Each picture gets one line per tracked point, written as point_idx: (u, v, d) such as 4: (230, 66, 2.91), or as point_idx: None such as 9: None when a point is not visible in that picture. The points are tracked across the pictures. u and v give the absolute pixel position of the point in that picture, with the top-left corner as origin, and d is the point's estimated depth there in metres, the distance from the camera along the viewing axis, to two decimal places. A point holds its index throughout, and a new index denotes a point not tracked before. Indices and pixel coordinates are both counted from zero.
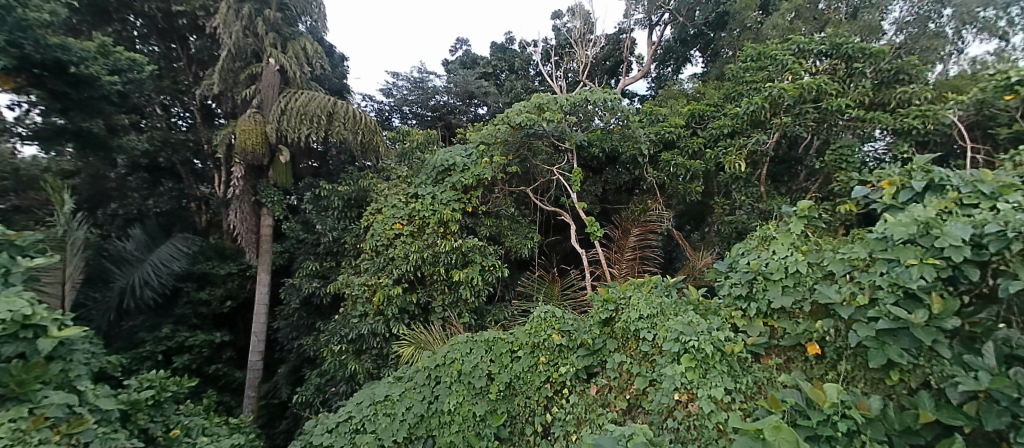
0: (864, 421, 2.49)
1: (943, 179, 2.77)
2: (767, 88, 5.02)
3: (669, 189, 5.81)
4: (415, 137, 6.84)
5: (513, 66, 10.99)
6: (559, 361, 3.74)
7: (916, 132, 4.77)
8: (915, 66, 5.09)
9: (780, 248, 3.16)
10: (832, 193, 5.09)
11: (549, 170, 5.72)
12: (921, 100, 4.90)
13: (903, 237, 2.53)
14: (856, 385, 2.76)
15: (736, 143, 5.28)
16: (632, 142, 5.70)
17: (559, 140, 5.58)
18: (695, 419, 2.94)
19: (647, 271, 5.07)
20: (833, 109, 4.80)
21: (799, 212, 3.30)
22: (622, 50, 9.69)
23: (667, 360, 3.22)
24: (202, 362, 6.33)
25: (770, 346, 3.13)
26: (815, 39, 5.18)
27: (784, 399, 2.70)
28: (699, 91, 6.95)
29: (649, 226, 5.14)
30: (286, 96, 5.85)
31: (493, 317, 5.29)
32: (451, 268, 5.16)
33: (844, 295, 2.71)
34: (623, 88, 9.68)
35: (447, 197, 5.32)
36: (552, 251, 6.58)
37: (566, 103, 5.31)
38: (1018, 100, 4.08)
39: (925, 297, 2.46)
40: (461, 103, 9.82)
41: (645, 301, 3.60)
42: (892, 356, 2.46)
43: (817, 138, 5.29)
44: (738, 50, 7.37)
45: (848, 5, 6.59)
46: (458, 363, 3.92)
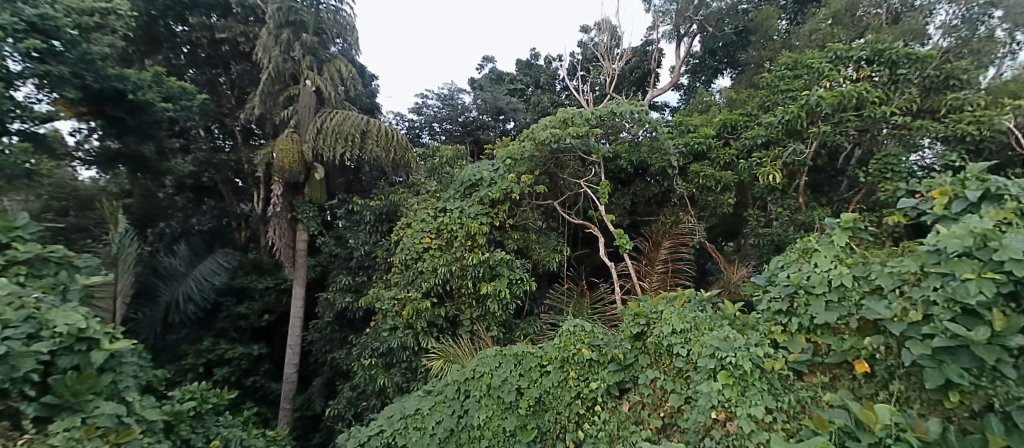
0: (920, 446, 2.36)
1: (1001, 189, 2.61)
2: (804, 96, 4.86)
3: (701, 201, 5.69)
4: (445, 153, 6.95)
5: (539, 82, 11.01)
6: (590, 376, 3.67)
7: (969, 139, 4.47)
8: (967, 71, 4.83)
9: (822, 261, 3.03)
10: (879, 204, 4.82)
11: (577, 182, 5.72)
12: (973, 106, 4.60)
13: (958, 249, 2.38)
14: (911, 406, 2.60)
15: (771, 154, 5.10)
16: (661, 155, 5.61)
17: (586, 154, 5.58)
18: (734, 439, 2.82)
19: (679, 284, 4.94)
20: (877, 117, 4.58)
21: (843, 224, 3.17)
22: (650, 62, 9.64)
23: (703, 376, 3.13)
24: (240, 374, 6.50)
25: (813, 364, 2.98)
26: (854, 46, 4.98)
27: (832, 420, 2.58)
28: (731, 101, 6.80)
29: (681, 238, 5.04)
30: (321, 116, 6.07)
31: (522, 332, 5.26)
32: (479, 281, 5.17)
33: (895, 311, 2.58)
34: (650, 99, 9.66)
35: (475, 210, 5.35)
36: (581, 264, 6.49)
37: (593, 116, 5.27)
38: None
39: (986, 313, 2.28)
40: (490, 119, 9.87)
41: (678, 315, 3.51)
42: (951, 376, 2.31)
43: (859, 148, 5.07)
44: (770, 60, 7.22)
45: (889, 11, 6.27)
46: (488, 376, 3.92)
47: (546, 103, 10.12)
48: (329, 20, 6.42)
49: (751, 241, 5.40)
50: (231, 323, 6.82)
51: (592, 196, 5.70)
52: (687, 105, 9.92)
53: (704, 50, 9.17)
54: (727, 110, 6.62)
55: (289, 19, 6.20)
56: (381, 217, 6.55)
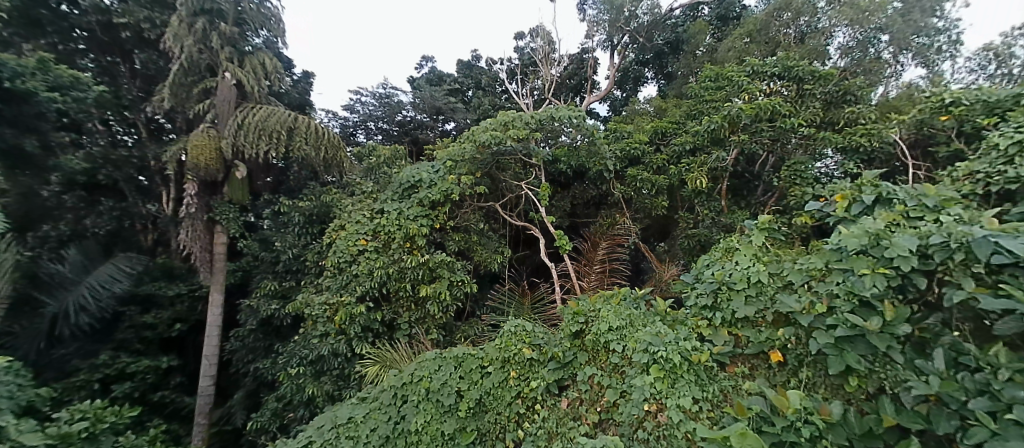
0: (825, 426, 2.61)
1: (891, 193, 2.96)
2: (726, 108, 5.26)
3: (636, 204, 5.99)
4: (382, 153, 6.76)
5: (479, 83, 10.95)
6: (531, 375, 3.76)
7: (863, 150, 5.02)
8: (859, 87, 5.43)
9: (742, 258, 3.30)
10: (789, 207, 5.31)
11: (518, 185, 5.79)
12: (865, 120, 5.20)
13: (857, 248, 2.68)
14: (817, 391, 2.88)
15: (698, 160, 5.47)
16: (598, 159, 5.81)
17: (527, 157, 5.67)
18: (664, 429, 3.00)
19: (616, 283, 5.14)
20: (787, 127, 5.05)
21: (760, 225, 3.47)
22: (587, 70, 10.00)
23: (636, 371, 3.29)
24: (146, 389, 5.90)
25: (735, 355, 3.23)
26: (767, 62, 5.46)
27: (749, 406, 2.80)
28: (660, 109, 7.19)
29: (616, 239, 5.28)
30: (242, 110, 5.71)
31: (463, 334, 5.24)
32: (418, 283, 5.10)
33: (804, 304, 2.85)
34: (587, 106, 9.98)
35: (414, 212, 5.26)
36: (523, 265, 6.58)
37: (532, 120, 5.39)
38: (952, 120, 4.45)
39: (879, 305, 2.61)
40: (429, 119, 9.75)
41: (614, 312, 3.67)
42: (850, 362, 2.61)
43: (773, 156, 5.54)
44: (695, 73, 7.79)
45: (797, 31, 6.80)
46: (427, 380, 3.89)
47: (487, 105, 9.99)
48: (252, 10, 6.02)
49: (681, 242, 5.72)
50: (135, 335, 6.18)
51: (533, 198, 5.81)
52: (618, 114, 10.27)
53: (636, 60, 9.63)
54: (657, 118, 6.99)
55: (205, 7, 5.75)
56: (312, 218, 6.25)
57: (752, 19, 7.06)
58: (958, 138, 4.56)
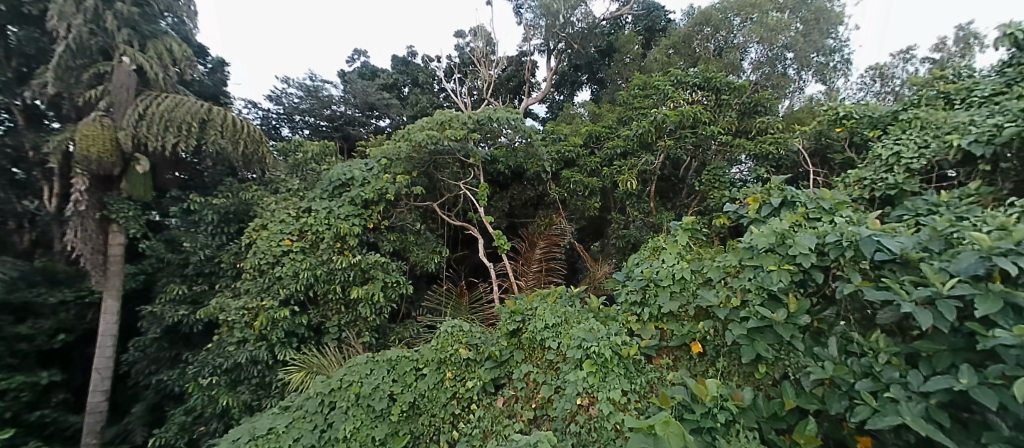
0: (738, 411, 2.87)
1: (794, 197, 3.29)
2: (652, 114, 5.58)
3: (571, 205, 6.20)
4: (309, 148, 6.46)
5: (416, 80, 10.68)
6: (466, 375, 3.79)
7: (772, 157, 5.48)
8: (769, 100, 6.00)
9: (668, 257, 3.54)
10: (709, 209, 5.73)
11: (456, 184, 5.76)
12: (774, 129, 5.72)
13: (765, 246, 2.97)
14: (732, 379, 3.13)
15: (628, 163, 5.75)
16: (536, 160, 5.93)
17: (465, 157, 5.63)
18: (595, 422, 3.13)
19: (553, 282, 5.27)
20: (708, 134, 5.44)
21: (685, 225, 3.73)
22: (525, 72, 10.16)
23: (570, 367, 3.41)
24: (20, 409, 5.15)
25: (660, 348, 3.45)
26: (689, 73, 5.91)
27: (673, 396, 3.03)
28: (595, 113, 7.46)
29: (553, 239, 5.42)
30: (143, 99, 5.20)
31: (397, 336, 5.14)
32: (349, 285, 4.94)
33: (721, 298, 3.10)
34: (525, 107, 10.14)
35: (346, 211, 5.09)
36: (461, 265, 6.57)
37: (470, 120, 5.39)
38: (845, 132, 5.03)
39: (784, 298, 2.90)
40: (361, 114, 9.42)
41: (550, 311, 3.79)
42: (759, 351, 2.85)
43: (695, 161, 5.93)
44: (626, 80, 8.21)
45: (716, 45, 7.42)
46: (357, 385, 3.79)
47: (426, 103, 9.56)
48: None
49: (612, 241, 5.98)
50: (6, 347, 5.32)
51: (471, 198, 5.82)
52: (557, 116, 10.66)
53: (571, 65, 9.91)
54: (592, 121, 7.24)
55: None
56: (228, 217, 5.77)
57: (677, 32, 7.60)
58: (849, 148, 5.14)
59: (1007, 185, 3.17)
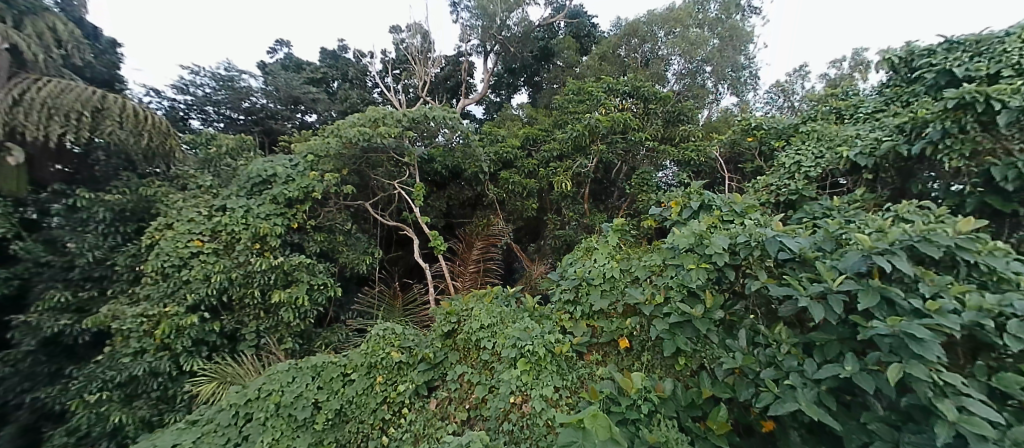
0: (659, 402, 3.05)
1: (711, 200, 3.54)
2: (586, 118, 5.79)
3: (509, 205, 6.26)
4: (224, 142, 5.91)
5: (346, 76, 10.24)
6: (398, 379, 3.73)
7: (693, 163, 5.88)
8: (690, 110, 6.26)
9: (599, 257, 3.72)
10: (638, 212, 6.01)
11: (390, 183, 5.64)
12: (694, 137, 6.12)
13: (686, 246, 3.18)
14: (655, 372, 3.32)
15: (563, 166, 5.95)
16: (474, 161, 5.94)
17: (399, 155, 5.52)
18: (528, 419, 3.13)
19: (489, 282, 5.30)
20: (636, 140, 5.73)
21: (615, 226, 3.92)
22: (461, 73, 10.14)
23: (504, 366, 3.46)
24: None
25: (591, 344, 3.57)
26: (620, 81, 6.18)
27: (602, 390, 3.14)
28: (531, 116, 7.59)
29: (491, 240, 5.46)
30: (19, 83, 4.56)
31: (323, 341, 4.90)
32: (269, 289, 4.63)
33: (647, 296, 3.29)
34: (462, 108, 10.08)
35: (266, 210, 4.77)
36: (396, 266, 6.42)
37: (404, 118, 5.31)
38: (755, 142, 5.51)
39: (702, 294, 3.12)
40: (284, 108, 8.86)
41: (486, 311, 3.84)
42: (679, 344, 3.05)
43: (626, 165, 6.21)
44: (561, 85, 8.44)
45: (642, 56, 7.82)
46: (277, 394, 3.59)
47: (355, 100, 9.36)
48: None
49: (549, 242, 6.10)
50: None
51: (406, 198, 5.72)
52: (494, 117, 10.64)
53: (507, 67, 9.98)
54: (528, 124, 7.36)
55: None
56: (123, 215, 5.08)
57: (606, 42, 7.90)
58: (759, 157, 5.60)
59: (885, 192, 3.63)
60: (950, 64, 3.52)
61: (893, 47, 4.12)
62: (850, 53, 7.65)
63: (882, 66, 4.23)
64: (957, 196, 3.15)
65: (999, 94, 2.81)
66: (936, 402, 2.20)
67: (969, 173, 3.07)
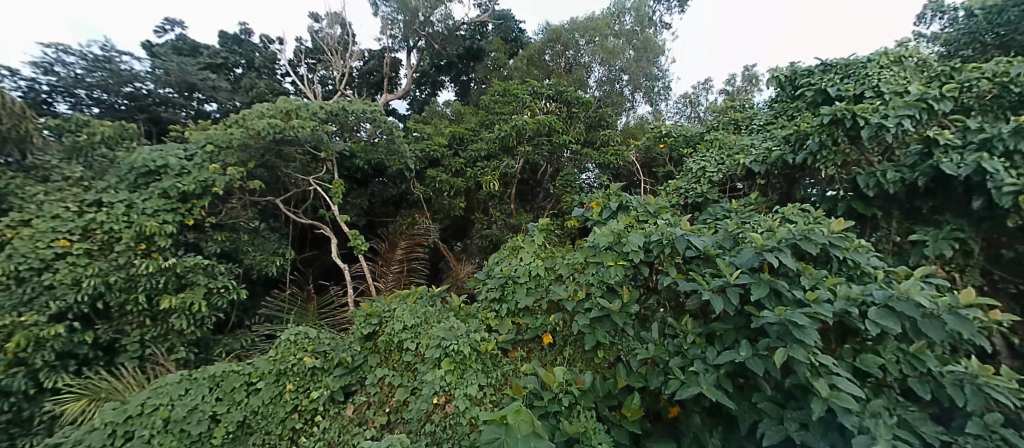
0: (580, 394, 3.15)
1: (628, 202, 3.78)
2: (513, 120, 5.89)
3: (436, 204, 6.16)
4: (99, 128, 5.10)
5: (252, 63, 9.41)
6: (311, 385, 3.54)
7: (612, 166, 6.16)
8: (610, 116, 6.63)
9: (525, 256, 3.82)
10: (562, 212, 6.17)
11: (305, 179, 5.32)
12: (613, 141, 6.41)
13: (605, 245, 3.34)
14: (576, 365, 3.40)
15: (491, 165, 5.95)
16: (398, 157, 5.78)
17: (314, 149, 5.23)
18: (451, 419, 3.13)
19: (414, 283, 5.19)
20: (560, 143, 5.94)
21: (540, 226, 4.04)
22: (383, 67, 9.75)
23: (428, 367, 3.40)
24: None
25: (516, 341, 3.62)
26: (545, 85, 6.34)
27: (525, 385, 3.20)
28: (458, 115, 7.52)
29: (416, 239, 5.37)
30: None
31: (224, 349, 4.49)
32: (157, 294, 4.14)
33: (569, 292, 3.42)
34: (384, 103, 9.74)
35: (154, 205, 4.26)
36: (311, 266, 6.07)
37: (321, 111, 5.09)
38: (666, 149, 5.94)
39: (620, 290, 3.28)
40: (178, 95, 7.89)
41: (410, 312, 3.74)
42: (599, 338, 3.18)
43: (551, 167, 6.39)
44: (488, 85, 8.50)
45: (566, 62, 8.16)
46: (166, 409, 3.29)
47: (262, 87, 8.77)
48: None
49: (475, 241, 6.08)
50: None
51: (323, 195, 5.42)
52: (419, 113, 10.42)
53: (432, 64, 9.80)
54: (455, 123, 7.29)
55: None
56: None
57: (532, 46, 8.17)
58: (670, 162, 5.98)
59: (774, 196, 4.10)
60: (825, 84, 3.96)
61: (780, 67, 4.59)
62: (745, 69, 8.51)
63: (771, 83, 4.68)
64: (831, 200, 3.63)
65: (862, 113, 3.28)
66: (812, 381, 2.53)
67: (840, 180, 3.55)
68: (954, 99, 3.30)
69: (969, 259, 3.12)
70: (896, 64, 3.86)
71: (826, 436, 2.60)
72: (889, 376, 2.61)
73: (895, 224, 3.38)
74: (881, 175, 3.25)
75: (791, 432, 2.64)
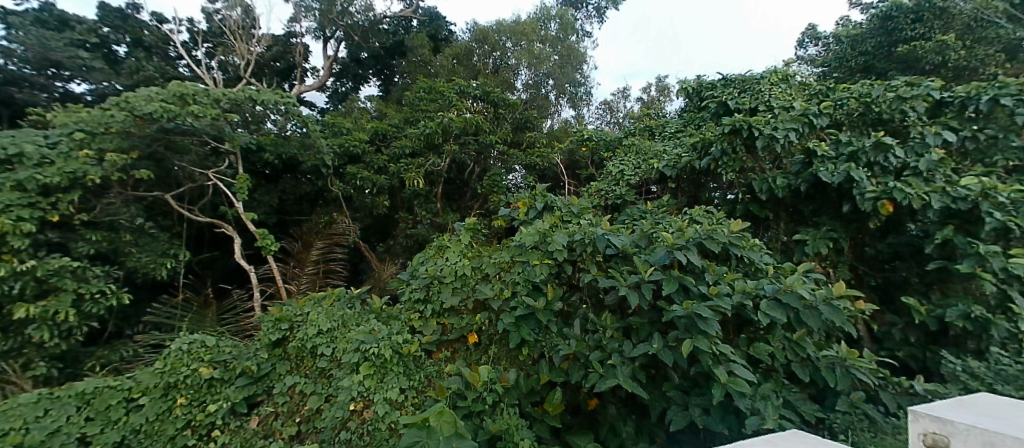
0: (503, 392, 3.15)
1: (553, 202, 3.89)
2: (439, 117, 5.84)
3: (356, 202, 5.91)
4: None
5: (140, 43, 8.12)
6: (208, 398, 3.21)
7: (538, 167, 6.35)
8: (536, 118, 6.85)
9: (451, 255, 3.78)
10: (490, 211, 6.20)
11: (203, 173, 4.84)
12: (539, 143, 6.62)
13: (531, 244, 3.41)
14: (501, 364, 3.39)
15: (416, 163, 5.79)
16: (314, 152, 5.53)
17: (215, 140, 4.76)
18: (368, 425, 2.98)
19: (331, 285, 4.88)
20: (487, 143, 6.01)
21: (467, 225, 4.03)
22: (295, 56, 9.22)
23: (345, 372, 3.21)
24: None
25: (440, 342, 3.56)
26: (471, 85, 6.34)
27: (448, 386, 3.14)
28: (381, 111, 7.28)
29: (334, 239, 5.17)
30: None
31: (97, 362, 3.92)
32: (8, 302, 3.50)
33: (496, 291, 3.43)
34: (297, 94, 9.14)
35: (7, 198, 3.57)
36: (209, 269, 5.52)
37: (223, 98, 4.65)
38: (588, 152, 6.23)
39: (544, 288, 3.34)
40: (35, 73, 6.67)
41: (326, 315, 3.52)
42: (523, 336, 3.21)
43: (478, 167, 6.40)
44: (413, 82, 8.39)
45: (493, 62, 8.25)
46: (18, 435, 2.80)
47: (150, 70, 7.73)
48: None
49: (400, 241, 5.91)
50: None
51: (225, 190, 4.94)
52: (338, 107, 9.88)
53: (352, 56, 9.45)
54: (378, 119, 7.05)
55: None
56: None
57: (458, 45, 8.19)
58: (592, 165, 6.26)
59: (683, 199, 4.45)
60: (727, 97, 4.29)
61: (689, 78, 5.04)
62: (657, 79, 9.18)
63: (681, 93, 5.13)
64: (731, 203, 4.02)
65: (757, 124, 3.62)
66: (714, 368, 2.76)
67: (739, 185, 3.96)
68: (829, 116, 3.81)
69: (839, 257, 3.61)
70: (784, 81, 4.37)
71: (724, 418, 2.85)
72: (777, 362, 2.93)
73: (783, 225, 3.83)
74: (772, 182, 3.66)
75: (695, 417, 2.86)
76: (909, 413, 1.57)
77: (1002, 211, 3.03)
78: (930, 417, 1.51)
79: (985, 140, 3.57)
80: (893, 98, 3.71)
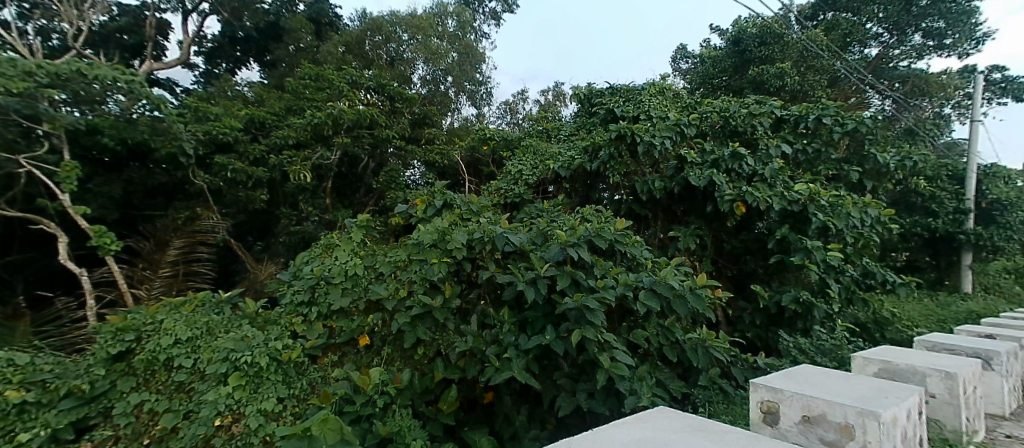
0: (395, 392, 2.98)
1: (452, 199, 3.86)
2: (329, 107, 5.50)
3: (228, 196, 5.36)
4: None
5: None
6: (19, 426, 2.65)
7: (438, 164, 6.32)
8: (435, 115, 6.76)
9: (341, 255, 3.55)
10: (385, 207, 5.98)
11: (12, 160, 3.89)
12: (439, 140, 6.58)
13: (430, 242, 3.32)
14: (394, 364, 3.23)
15: (301, 155, 5.44)
16: (171, 139, 4.87)
17: (30, 120, 3.87)
18: (237, 440, 2.60)
19: (192, 288, 4.27)
20: (383, 137, 5.82)
21: (359, 222, 3.83)
22: (149, 28, 8.09)
23: (208, 385, 2.78)
24: None
25: (327, 346, 3.31)
26: (365, 76, 6.09)
27: (334, 392, 2.89)
28: (259, 96, 6.66)
29: (198, 237, 4.52)
30: None
31: None
32: None
33: (390, 290, 3.28)
34: (149, 71, 7.89)
35: None
36: (21, 274, 4.55)
37: (41, 71, 3.76)
38: (488, 150, 6.19)
39: (442, 286, 3.27)
40: None
41: (185, 323, 3.03)
42: (418, 334, 3.10)
43: (373, 161, 6.11)
44: (296, 68, 7.91)
45: (387, 54, 8.09)
46: None
47: None
48: None
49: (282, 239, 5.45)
50: None
51: (45, 181, 4.04)
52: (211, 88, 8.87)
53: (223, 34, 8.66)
54: (254, 105, 6.44)
55: None
56: None
57: (349, 33, 7.94)
58: (494, 163, 6.21)
59: (575, 199, 4.74)
60: (613, 105, 4.74)
61: (580, 85, 5.43)
62: (555, 85, 9.69)
63: (573, 99, 5.51)
64: (617, 204, 4.38)
65: (638, 131, 4.02)
66: (599, 355, 2.93)
67: (622, 188, 4.34)
68: (696, 128, 4.35)
69: (703, 253, 4.10)
70: (660, 94, 4.91)
71: (608, 401, 3.04)
72: (652, 346, 3.21)
73: (659, 224, 4.28)
74: (651, 186, 4.05)
75: (582, 402, 3.00)
76: (751, 384, 1.91)
77: (823, 213, 3.68)
78: (764, 386, 1.84)
79: (811, 154, 4.37)
80: (745, 114, 4.35)
